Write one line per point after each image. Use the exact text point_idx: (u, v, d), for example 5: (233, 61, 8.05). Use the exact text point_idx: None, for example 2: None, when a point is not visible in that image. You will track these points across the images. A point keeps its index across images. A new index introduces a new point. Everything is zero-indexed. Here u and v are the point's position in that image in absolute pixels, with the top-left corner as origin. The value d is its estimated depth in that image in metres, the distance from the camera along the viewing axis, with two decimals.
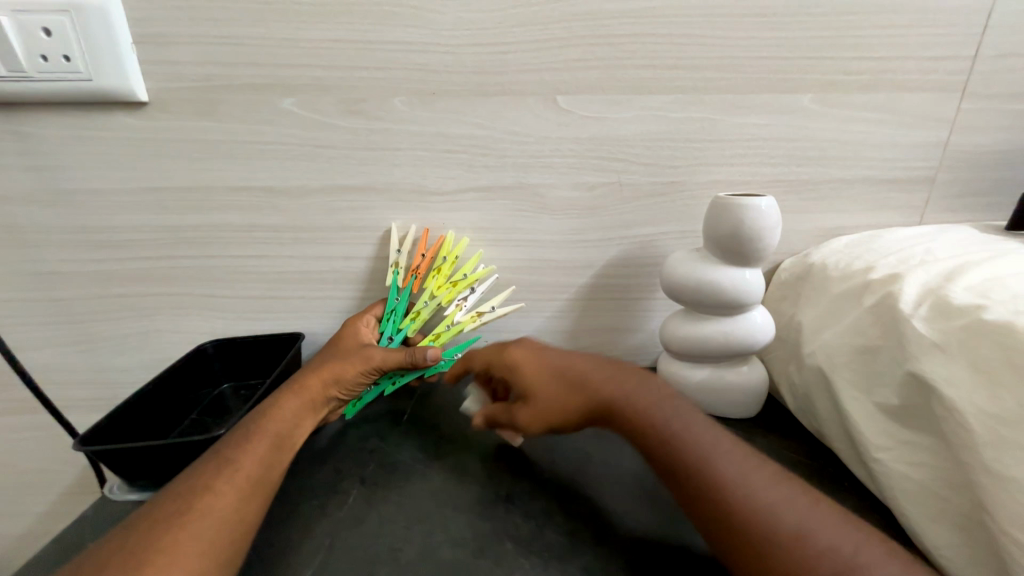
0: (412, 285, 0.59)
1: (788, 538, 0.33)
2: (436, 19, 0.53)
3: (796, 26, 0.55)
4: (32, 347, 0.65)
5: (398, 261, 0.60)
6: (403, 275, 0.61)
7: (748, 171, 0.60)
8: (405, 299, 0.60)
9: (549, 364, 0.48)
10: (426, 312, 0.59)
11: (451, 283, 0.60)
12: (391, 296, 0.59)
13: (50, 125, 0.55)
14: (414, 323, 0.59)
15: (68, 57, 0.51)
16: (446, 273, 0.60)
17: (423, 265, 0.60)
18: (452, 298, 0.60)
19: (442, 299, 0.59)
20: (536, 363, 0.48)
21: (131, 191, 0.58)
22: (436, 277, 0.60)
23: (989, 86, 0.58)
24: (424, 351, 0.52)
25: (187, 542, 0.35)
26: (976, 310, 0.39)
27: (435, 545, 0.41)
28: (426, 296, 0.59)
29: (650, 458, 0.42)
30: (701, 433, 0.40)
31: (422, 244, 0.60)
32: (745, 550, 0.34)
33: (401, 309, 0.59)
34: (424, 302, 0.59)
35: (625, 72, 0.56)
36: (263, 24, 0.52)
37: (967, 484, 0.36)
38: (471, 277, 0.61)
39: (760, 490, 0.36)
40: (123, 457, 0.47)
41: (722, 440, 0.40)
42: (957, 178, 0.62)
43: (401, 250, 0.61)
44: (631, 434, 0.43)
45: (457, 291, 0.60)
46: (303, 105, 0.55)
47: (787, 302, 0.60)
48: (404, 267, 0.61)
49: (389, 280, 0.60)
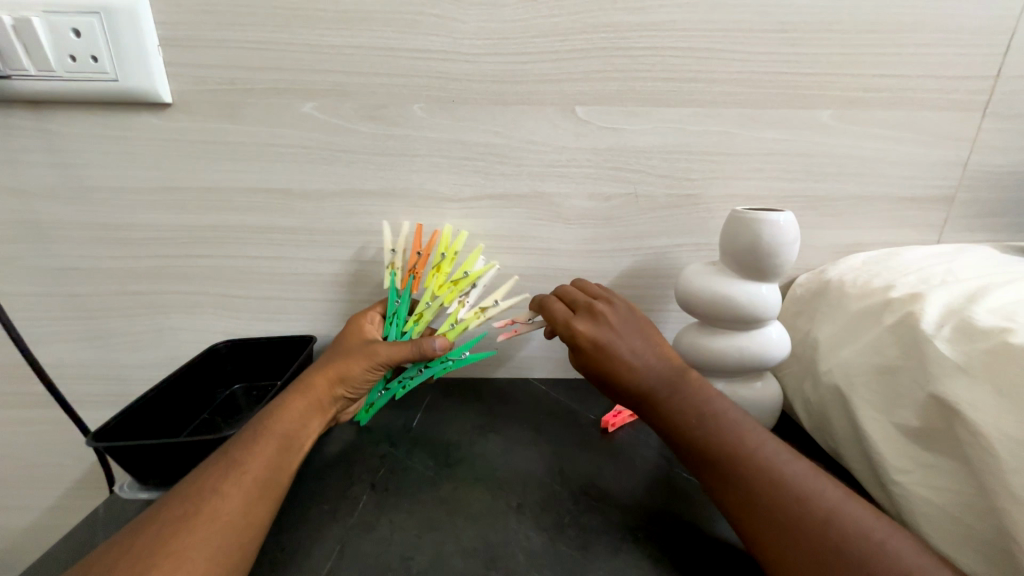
0: (412, 285, 0.58)
1: (826, 537, 0.34)
2: (458, 27, 0.54)
3: (816, 43, 0.55)
4: (47, 342, 0.65)
5: (393, 262, 0.58)
6: (401, 275, 0.59)
7: (765, 185, 0.60)
8: (406, 300, 0.57)
9: (611, 339, 0.47)
10: (428, 312, 0.57)
11: (452, 281, 0.58)
12: (391, 299, 0.58)
13: (76, 124, 0.55)
14: (417, 325, 0.57)
15: (96, 58, 0.51)
16: (446, 271, 0.57)
17: (421, 263, 0.58)
18: (454, 297, 0.57)
19: (443, 299, 0.57)
20: (598, 335, 0.47)
21: (152, 189, 0.59)
22: (435, 275, 0.57)
23: (1011, 106, 0.57)
24: (431, 341, 0.51)
25: (196, 546, 0.35)
26: (1001, 333, 0.38)
27: (444, 555, 0.41)
28: (427, 296, 0.57)
29: (686, 444, 0.42)
30: (739, 428, 0.41)
31: (417, 242, 0.58)
32: (780, 545, 0.35)
33: (402, 312, 0.58)
34: (426, 303, 0.57)
35: (644, 84, 0.56)
36: (287, 29, 0.53)
37: (991, 510, 0.35)
38: (472, 274, 0.57)
39: (788, 485, 0.37)
40: (135, 455, 0.47)
41: (759, 433, 0.41)
42: (976, 198, 0.61)
43: (396, 250, 0.58)
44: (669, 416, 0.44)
45: (459, 289, 0.57)
46: (323, 110, 0.56)
47: (802, 318, 0.59)
48: (401, 266, 0.59)
49: (387, 283, 0.58)
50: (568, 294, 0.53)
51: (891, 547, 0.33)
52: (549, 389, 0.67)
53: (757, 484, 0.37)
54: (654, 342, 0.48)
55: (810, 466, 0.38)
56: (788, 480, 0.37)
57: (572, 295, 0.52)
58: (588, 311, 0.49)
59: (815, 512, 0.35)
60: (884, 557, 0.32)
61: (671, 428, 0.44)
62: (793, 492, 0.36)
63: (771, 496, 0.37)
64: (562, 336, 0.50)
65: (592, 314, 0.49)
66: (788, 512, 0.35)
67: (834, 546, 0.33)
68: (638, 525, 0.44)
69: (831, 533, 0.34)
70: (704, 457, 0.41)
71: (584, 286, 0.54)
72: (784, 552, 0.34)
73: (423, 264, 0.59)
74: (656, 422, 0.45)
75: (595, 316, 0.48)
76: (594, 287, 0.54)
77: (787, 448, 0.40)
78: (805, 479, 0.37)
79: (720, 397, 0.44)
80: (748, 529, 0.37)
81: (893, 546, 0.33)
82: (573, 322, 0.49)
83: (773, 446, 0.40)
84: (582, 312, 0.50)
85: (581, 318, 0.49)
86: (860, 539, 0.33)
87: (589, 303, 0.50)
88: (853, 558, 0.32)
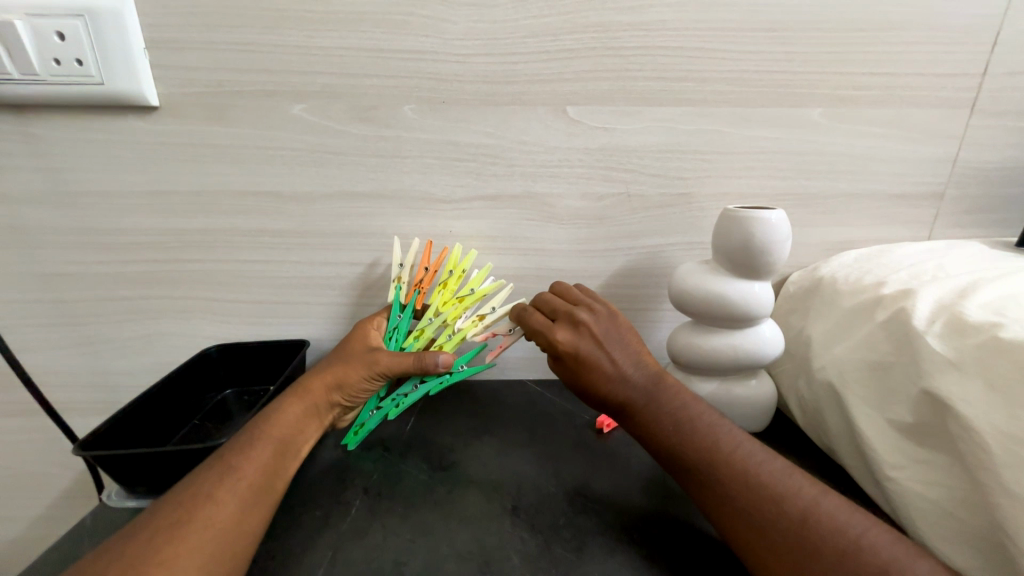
0: (416, 300, 0.57)
1: (816, 537, 0.33)
2: (448, 28, 0.53)
3: (805, 42, 0.55)
4: (33, 349, 0.64)
5: (400, 274, 0.58)
6: (405, 289, 0.58)
7: (757, 183, 0.60)
8: (408, 316, 0.56)
9: (589, 348, 0.47)
10: (430, 329, 0.55)
11: (457, 298, 0.57)
12: (395, 313, 0.56)
13: (62, 128, 0.55)
14: (417, 342, 0.55)
15: (80, 61, 0.51)
16: (452, 288, 0.57)
17: (428, 279, 0.57)
18: (459, 314, 0.56)
19: (447, 316, 0.55)
20: (577, 346, 0.47)
21: (141, 194, 0.58)
22: (441, 291, 0.57)
23: (998, 103, 0.58)
24: (434, 356, 0.50)
25: (188, 554, 0.34)
26: (991, 328, 0.39)
27: (438, 559, 0.40)
28: (430, 312, 0.56)
29: (671, 450, 0.42)
30: (728, 432, 0.41)
31: (426, 257, 0.58)
32: (769, 548, 0.34)
33: (403, 327, 0.56)
34: (428, 319, 0.55)
35: (635, 83, 0.56)
36: (276, 31, 0.53)
37: (985, 505, 0.35)
38: (479, 291, 0.57)
39: (777, 486, 0.37)
40: (122, 463, 0.47)
41: (747, 439, 0.41)
42: (965, 195, 0.62)
43: (404, 264, 0.58)
44: (653, 421, 0.43)
45: (463, 306, 0.56)
46: (313, 111, 0.55)
47: (795, 315, 0.59)
48: (406, 281, 0.58)
49: (391, 296, 0.57)
50: (547, 302, 0.51)
51: (868, 539, 0.33)
52: (544, 390, 0.67)
53: (736, 482, 0.37)
54: (635, 351, 0.47)
55: (786, 463, 0.39)
56: (779, 480, 0.37)
57: (551, 304, 0.51)
58: (569, 320, 0.48)
59: (791, 508, 0.35)
60: (861, 549, 0.32)
61: (653, 435, 0.43)
62: (769, 489, 0.36)
63: (751, 495, 0.37)
64: (541, 346, 0.49)
65: (573, 324, 0.48)
66: (765, 508, 0.36)
67: (813, 542, 0.33)
68: (633, 525, 0.44)
69: (806, 527, 0.34)
70: (686, 460, 0.40)
71: (562, 292, 0.53)
72: (770, 554, 0.34)
73: (429, 279, 0.58)
74: (636, 429, 0.45)
75: (576, 326, 0.48)
76: (576, 292, 0.53)
77: (762, 447, 0.40)
78: (798, 480, 0.37)
79: (694, 398, 0.44)
80: (738, 533, 0.36)
81: (871, 537, 0.33)
82: (553, 333, 0.48)
83: (751, 445, 0.40)
84: (561, 321, 0.49)
85: (561, 327, 0.48)
86: (837, 532, 0.33)
87: (569, 312, 0.49)
88: (845, 560, 0.32)
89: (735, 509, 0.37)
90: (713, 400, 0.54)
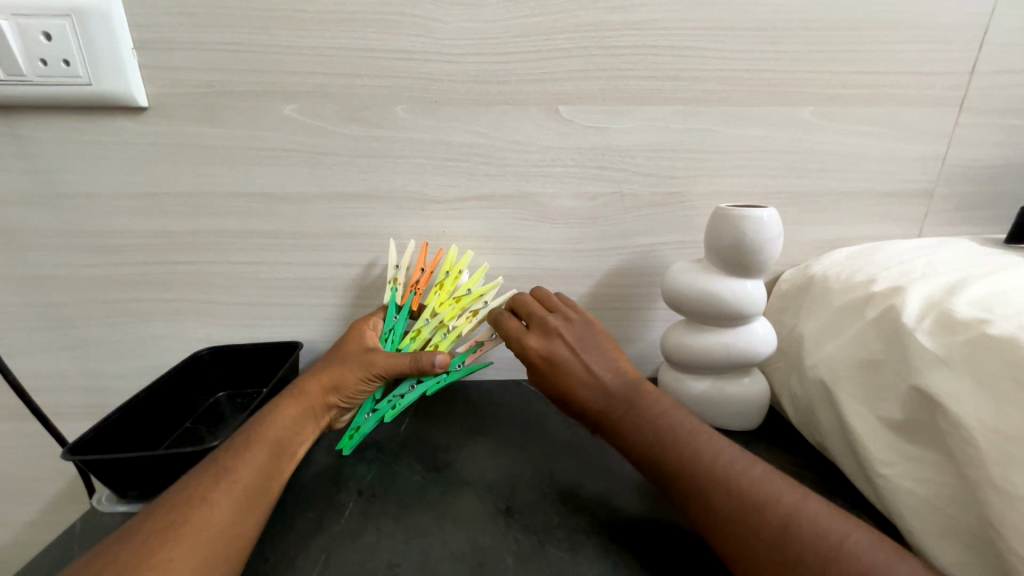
0: (412, 301, 0.57)
1: (803, 545, 0.33)
2: (439, 28, 0.53)
3: (796, 42, 0.55)
4: (23, 353, 0.63)
5: (396, 276, 0.58)
6: (402, 292, 0.58)
7: (749, 182, 0.61)
8: (404, 317, 0.56)
9: (563, 354, 0.47)
10: (427, 329, 0.55)
11: (454, 298, 0.56)
12: (390, 314, 0.56)
13: (50, 129, 0.54)
14: (414, 342, 0.55)
15: (68, 62, 0.50)
16: (449, 288, 0.57)
17: (423, 280, 0.58)
18: (455, 314, 0.56)
19: (443, 316, 0.55)
20: (550, 351, 0.47)
21: (131, 195, 0.57)
22: (438, 292, 0.57)
23: (986, 102, 0.58)
24: (430, 356, 0.49)
25: (180, 558, 0.34)
26: (980, 325, 0.39)
27: (433, 560, 0.40)
28: (427, 313, 0.55)
29: (654, 456, 0.42)
30: (713, 439, 0.41)
31: (422, 259, 0.58)
32: (753, 552, 0.34)
33: (400, 328, 0.55)
34: (425, 320, 0.55)
35: (627, 83, 0.56)
36: (267, 31, 0.52)
37: (974, 501, 0.35)
38: (476, 291, 0.57)
39: (761, 491, 0.37)
40: (113, 468, 0.46)
41: (733, 447, 0.41)
42: (955, 192, 0.62)
43: (400, 266, 0.58)
44: (632, 426, 0.43)
45: (460, 306, 0.56)
46: (304, 112, 0.55)
47: (788, 313, 0.60)
48: (403, 283, 0.58)
49: (388, 297, 0.57)
50: (524, 307, 0.52)
51: (847, 544, 0.33)
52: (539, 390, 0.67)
53: (721, 486, 0.38)
54: (611, 358, 0.48)
55: (770, 468, 0.39)
56: (766, 487, 0.37)
57: (527, 309, 0.51)
58: (543, 326, 0.49)
59: (778, 514, 0.35)
60: (845, 556, 0.32)
61: (634, 439, 0.43)
62: (755, 495, 0.36)
63: (737, 500, 0.37)
64: (515, 353, 0.49)
65: (548, 330, 0.49)
66: (752, 515, 0.36)
67: (794, 548, 0.33)
68: (624, 525, 0.44)
69: (792, 533, 0.34)
70: (671, 463, 0.40)
71: (541, 297, 0.54)
72: (754, 559, 0.34)
73: (427, 280, 0.58)
74: (614, 436, 0.45)
75: (550, 332, 0.48)
76: (555, 298, 0.53)
77: (749, 454, 0.40)
78: (785, 486, 0.37)
79: (678, 406, 0.45)
80: (722, 537, 0.36)
81: (852, 543, 0.33)
82: (527, 338, 0.48)
83: (735, 451, 0.40)
84: (536, 327, 0.49)
85: (536, 334, 0.49)
86: (822, 539, 0.33)
87: (544, 318, 0.49)
88: (831, 567, 0.32)
89: (720, 513, 0.37)
90: (705, 399, 0.55)
